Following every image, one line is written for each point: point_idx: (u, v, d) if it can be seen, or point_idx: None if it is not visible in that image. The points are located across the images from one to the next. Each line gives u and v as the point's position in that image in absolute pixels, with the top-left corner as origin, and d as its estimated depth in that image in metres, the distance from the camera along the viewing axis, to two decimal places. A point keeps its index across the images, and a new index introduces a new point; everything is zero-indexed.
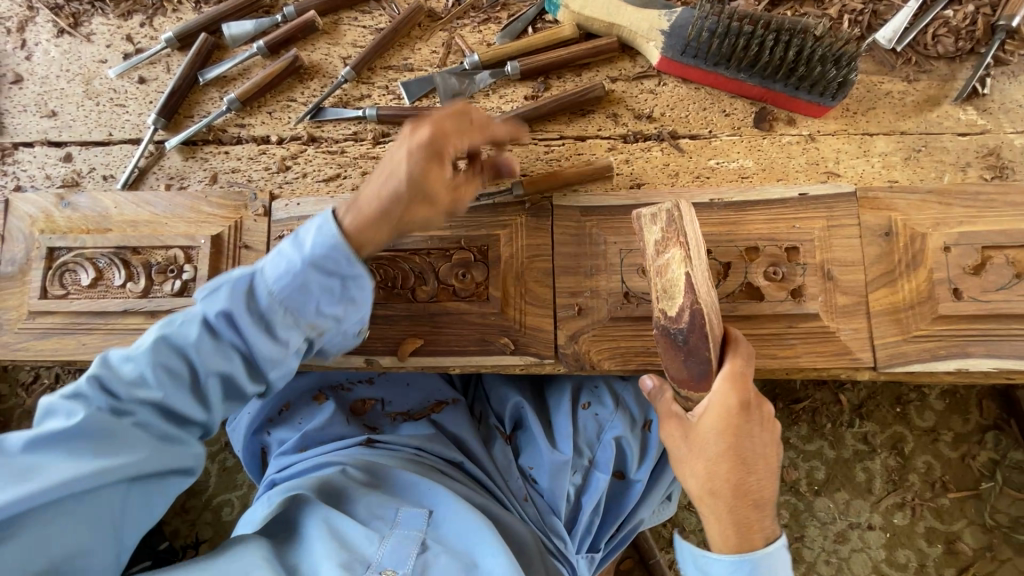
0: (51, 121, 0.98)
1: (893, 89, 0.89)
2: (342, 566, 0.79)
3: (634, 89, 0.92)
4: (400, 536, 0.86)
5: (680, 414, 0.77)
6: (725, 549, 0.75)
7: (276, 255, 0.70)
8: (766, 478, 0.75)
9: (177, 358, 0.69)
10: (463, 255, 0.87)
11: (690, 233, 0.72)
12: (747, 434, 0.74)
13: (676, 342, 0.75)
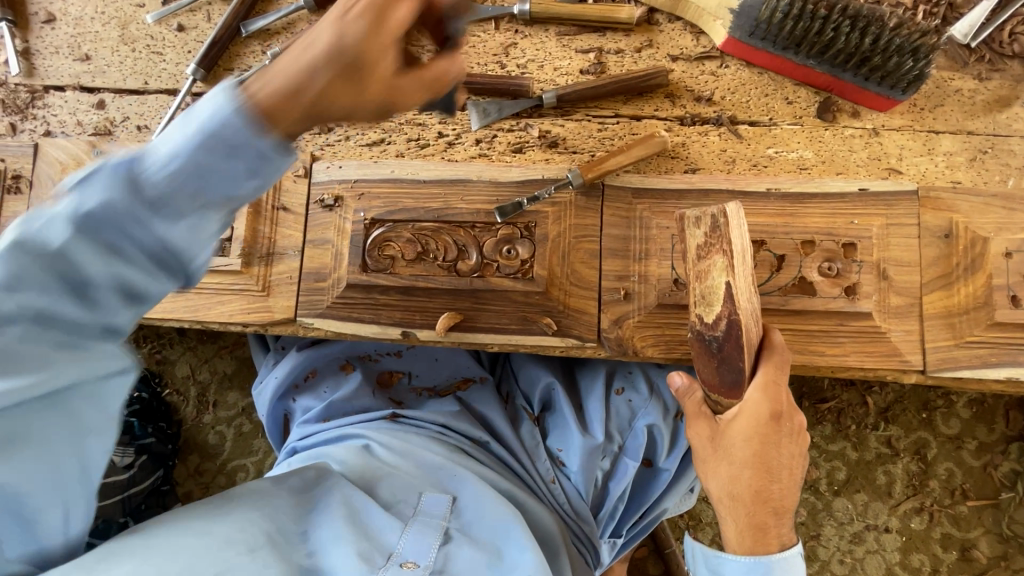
0: (84, 66, 0.94)
1: (964, 87, 0.86)
2: (359, 555, 0.72)
3: (694, 70, 0.89)
4: (422, 524, 0.82)
5: (708, 414, 0.76)
6: (739, 550, 0.74)
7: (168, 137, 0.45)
8: (785, 491, 0.74)
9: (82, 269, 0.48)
10: (509, 230, 0.85)
11: (737, 240, 0.68)
12: (776, 445, 0.73)
13: (711, 348, 0.73)
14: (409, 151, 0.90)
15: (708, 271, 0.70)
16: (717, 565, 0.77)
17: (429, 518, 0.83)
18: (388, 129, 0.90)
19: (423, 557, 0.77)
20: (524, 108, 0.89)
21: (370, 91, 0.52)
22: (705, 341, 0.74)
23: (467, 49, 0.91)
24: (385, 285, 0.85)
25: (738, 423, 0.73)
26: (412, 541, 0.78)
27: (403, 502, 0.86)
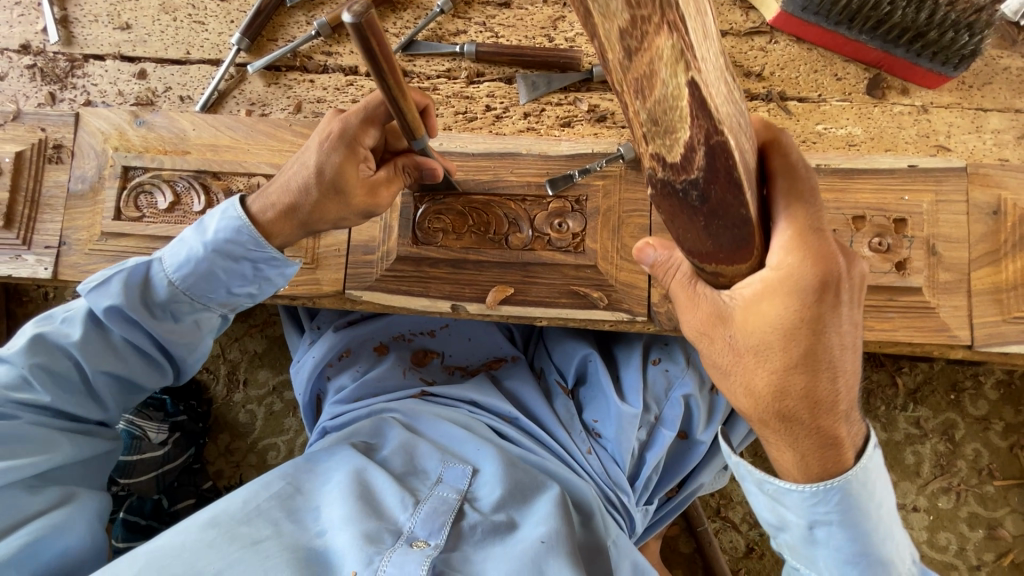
0: (124, 34, 0.93)
1: (1012, 65, 0.87)
2: (365, 535, 0.77)
3: (743, 46, 0.89)
4: (436, 501, 0.85)
5: (714, 297, 0.63)
6: (801, 477, 0.64)
7: (180, 245, 0.76)
8: (843, 383, 0.61)
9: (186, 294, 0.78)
10: (559, 204, 0.85)
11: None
12: (825, 321, 0.58)
13: (691, 201, 0.54)
14: (456, 124, 0.89)
15: (657, 66, 0.46)
16: (773, 492, 0.66)
17: (445, 493, 0.86)
18: (435, 102, 0.89)
19: (434, 535, 0.80)
20: (573, 81, 0.89)
21: (354, 191, 0.76)
22: (679, 190, 0.54)
23: (515, 21, 0.91)
24: (436, 258, 0.85)
25: (769, 306, 0.58)
26: (421, 521, 0.82)
27: (423, 475, 0.89)
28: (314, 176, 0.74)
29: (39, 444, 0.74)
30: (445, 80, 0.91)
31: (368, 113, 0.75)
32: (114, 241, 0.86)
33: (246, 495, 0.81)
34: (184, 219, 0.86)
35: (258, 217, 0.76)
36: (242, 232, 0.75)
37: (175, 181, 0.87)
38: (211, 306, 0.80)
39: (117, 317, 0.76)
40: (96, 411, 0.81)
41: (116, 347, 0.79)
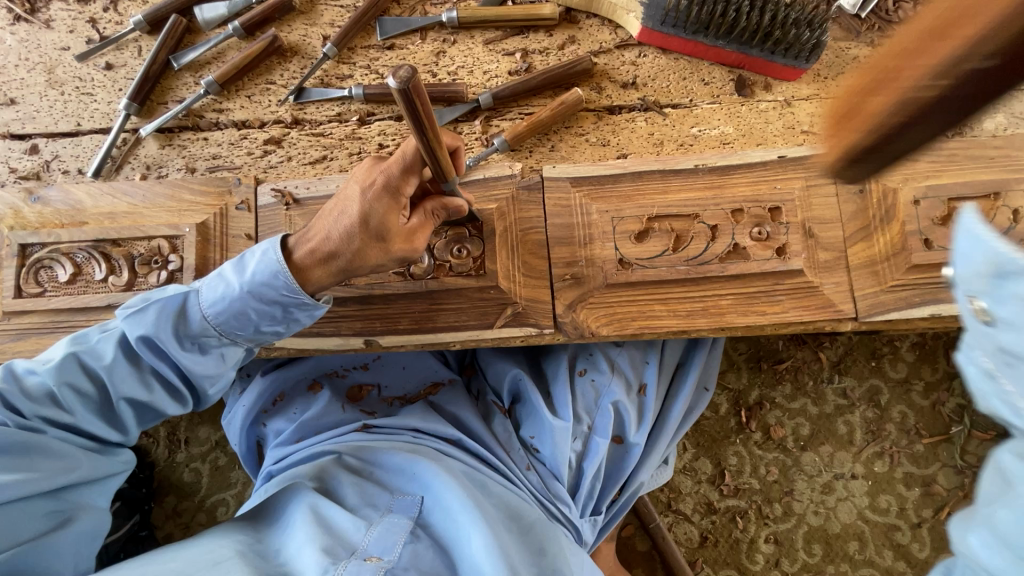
0: (12, 112, 0.93)
1: (860, 54, 0.93)
2: (324, 551, 0.78)
3: (615, 61, 0.94)
4: (389, 523, 0.86)
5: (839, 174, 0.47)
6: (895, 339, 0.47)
7: (218, 277, 0.78)
8: None
9: (214, 330, 0.79)
10: (457, 230, 0.88)
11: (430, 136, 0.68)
12: None
13: None
14: (351, 165, 0.91)
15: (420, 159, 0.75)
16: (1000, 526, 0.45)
17: (398, 519, 0.87)
18: (328, 146, 0.92)
19: (388, 551, 0.80)
20: (461, 112, 0.92)
21: (395, 240, 0.79)
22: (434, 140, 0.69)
23: (399, 61, 0.94)
24: (343, 297, 0.86)
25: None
26: (375, 538, 0.82)
27: (376, 505, 0.90)
28: (359, 224, 0.77)
29: (58, 461, 0.76)
30: (337, 124, 0.93)
31: (407, 161, 0.76)
32: (19, 320, 0.86)
33: (211, 540, 0.83)
34: (86, 289, 0.86)
35: (296, 259, 0.78)
36: (278, 276, 0.77)
37: (74, 253, 0.87)
38: (235, 340, 0.81)
39: (148, 341, 0.77)
40: (118, 433, 0.83)
41: (140, 373, 0.79)
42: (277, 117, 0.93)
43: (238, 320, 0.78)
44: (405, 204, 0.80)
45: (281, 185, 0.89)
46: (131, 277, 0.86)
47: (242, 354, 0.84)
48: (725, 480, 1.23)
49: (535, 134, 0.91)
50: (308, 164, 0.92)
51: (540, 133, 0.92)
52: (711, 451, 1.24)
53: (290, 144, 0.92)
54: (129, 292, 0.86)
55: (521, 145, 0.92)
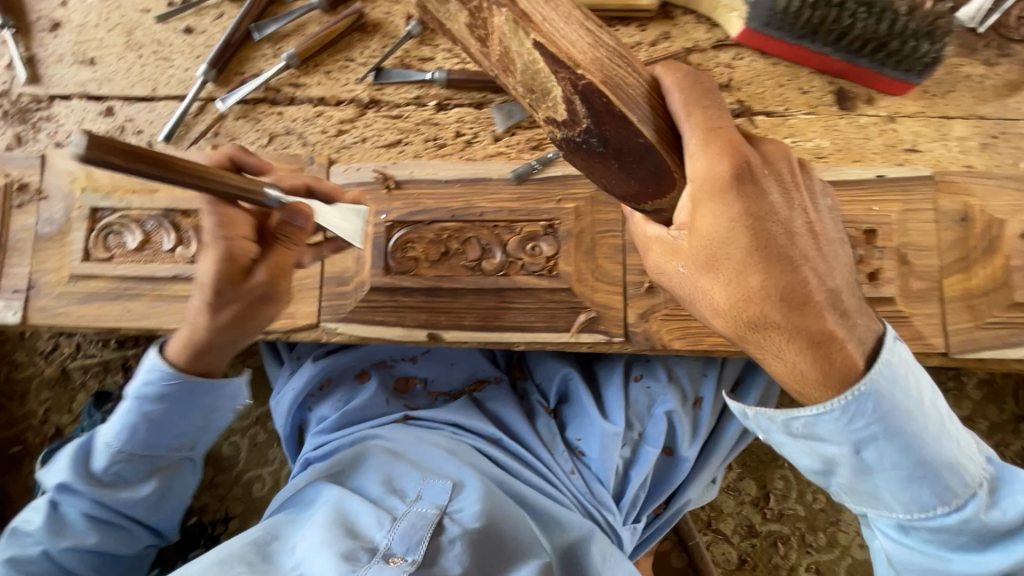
0: (90, 72, 0.92)
1: (973, 72, 0.88)
2: (343, 554, 0.76)
3: (710, 62, 0.90)
4: (416, 518, 0.84)
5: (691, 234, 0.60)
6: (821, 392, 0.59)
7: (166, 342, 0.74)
8: (807, 276, 0.57)
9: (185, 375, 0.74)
10: (532, 227, 0.85)
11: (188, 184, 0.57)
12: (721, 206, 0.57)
13: (595, 148, 0.59)
14: (426, 151, 0.89)
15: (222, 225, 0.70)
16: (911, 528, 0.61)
17: (424, 509, 0.85)
18: (404, 130, 0.89)
19: (414, 552, 0.79)
20: None
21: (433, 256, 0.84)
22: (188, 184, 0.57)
23: None
24: (410, 287, 0.84)
25: (703, 216, 0.58)
26: (401, 537, 0.80)
27: (402, 493, 0.89)
28: (209, 298, 0.70)
29: (109, 524, 0.77)
30: (414, 108, 0.90)
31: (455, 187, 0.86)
32: (85, 283, 0.85)
33: (237, 537, 0.82)
34: (154, 258, 0.85)
35: (185, 354, 0.74)
36: (164, 375, 0.73)
37: (143, 220, 0.86)
38: (163, 456, 0.78)
39: (105, 462, 0.76)
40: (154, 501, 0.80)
41: (145, 457, 0.77)
42: (353, 96, 0.91)
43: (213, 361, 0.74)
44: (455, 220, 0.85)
45: (354, 168, 0.87)
46: (199, 249, 0.85)
47: (182, 466, 0.81)
48: (769, 503, 1.19)
49: None
50: (383, 147, 0.89)
51: None
52: (756, 473, 1.20)
53: (365, 125, 0.90)
54: (196, 265, 0.84)
55: None
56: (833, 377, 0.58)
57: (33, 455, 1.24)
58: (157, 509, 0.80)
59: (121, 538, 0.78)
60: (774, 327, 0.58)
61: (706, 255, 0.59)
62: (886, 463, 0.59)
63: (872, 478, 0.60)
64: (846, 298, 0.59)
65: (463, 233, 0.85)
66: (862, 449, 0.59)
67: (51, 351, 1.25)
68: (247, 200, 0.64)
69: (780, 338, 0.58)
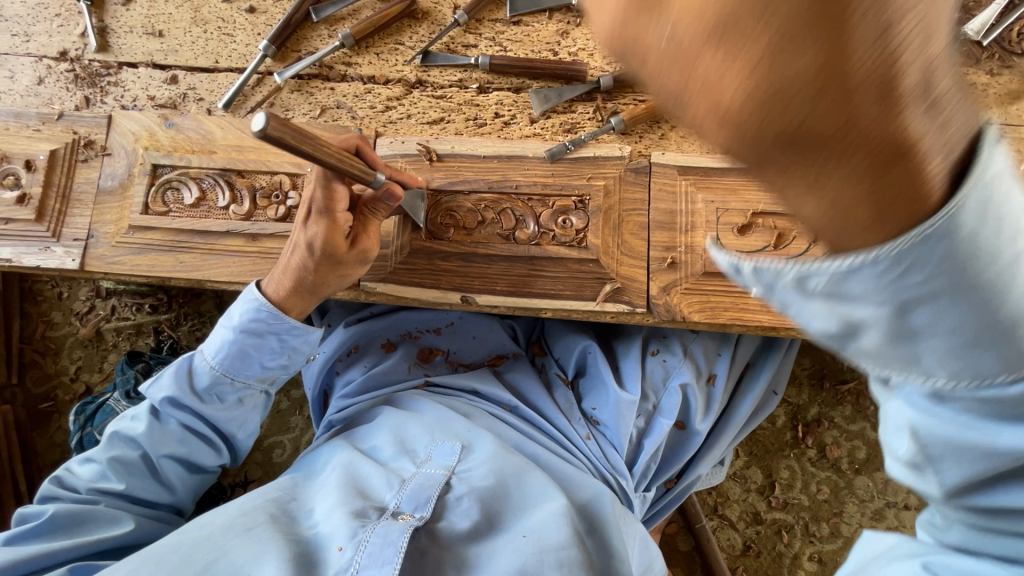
0: (157, 43, 0.99)
1: (977, 81, 0.95)
2: (353, 513, 0.77)
3: None
4: (424, 476, 0.84)
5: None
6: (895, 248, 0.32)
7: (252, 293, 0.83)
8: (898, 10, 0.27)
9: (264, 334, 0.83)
10: (563, 203, 0.90)
11: (324, 154, 0.70)
12: None
13: None
14: (466, 129, 0.95)
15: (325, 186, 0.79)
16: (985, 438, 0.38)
17: (432, 470, 0.85)
18: (447, 109, 0.96)
19: (420, 510, 0.79)
20: (580, 92, 0.95)
21: (474, 225, 0.90)
22: (327, 153, 0.70)
23: (523, 37, 0.98)
24: (447, 252, 0.90)
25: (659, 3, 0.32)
26: (408, 497, 0.81)
27: (412, 454, 0.89)
28: (307, 253, 0.80)
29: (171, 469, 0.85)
30: (457, 89, 0.97)
31: (493, 163, 0.92)
32: (141, 235, 0.91)
33: (245, 501, 0.83)
34: (208, 215, 0.91)
35: (276, 296, 0.82)
36: (261, 309, 0.82)
37: (201, 178, 0.92)
38: (252, 384, 0.86)
39: (205, 381, 0.84)
40: (212, 452, 0.89)
41: (213, 408, 0.85)
42: (401, 76, 0.97)
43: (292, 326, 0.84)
44: (491, 193, 0.91)
45: (400, 141, 0.93)
46: (251, 208, 0.91)
47: (261, 397, 0.90)
48: (774, 492, 1.22)
49: (652, 118, 0.94)
50: (426, 124, 0.96)
51: (653, 119, 0.94)
52: (762, 462, 1.24)
53: (411, 103, 0.97)
54: (247, 222, 0.90)
55: (636, 130, 0.94)
56: (893, 210, 0.31)
57: (63, 412, 1.29)
58: (239, 433, 0.89)
59: (208, 453, 0.88)
60: (795, 146, 0.31)
61: (703, 15, 0.28)
62: (942, 328, 0.34)
63: (920, 346, 0.35)
64: (942, 70, 0.30)
65: (499, 205, 0.91)
66: (913, 314, 0.34)
67: (86, 312, 1.30)
68: (361, 180, 0.77)
69: (816, 165, 0.31)
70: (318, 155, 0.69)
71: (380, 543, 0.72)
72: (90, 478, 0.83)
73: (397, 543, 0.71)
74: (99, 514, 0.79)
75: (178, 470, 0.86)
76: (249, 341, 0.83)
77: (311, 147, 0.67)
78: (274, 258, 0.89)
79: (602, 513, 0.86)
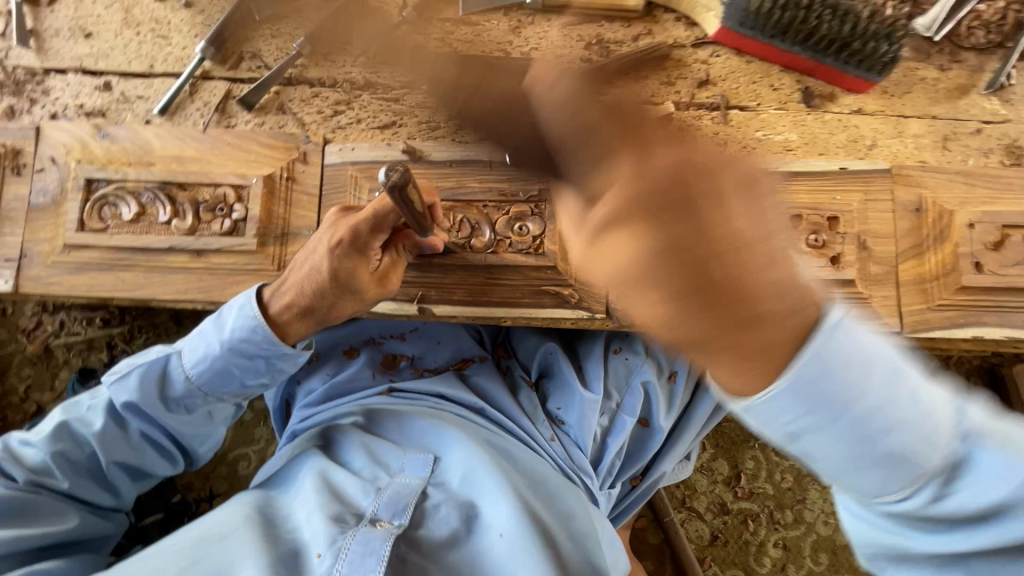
0: (86, 48, 0.94)
1: (927, 76, 0.95)
2: (332, 518, 0.77)
3: (689, 57, 0.95)
4: (400, 484, 0.84)
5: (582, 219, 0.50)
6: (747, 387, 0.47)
7: (236, 310, 0.80)
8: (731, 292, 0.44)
9: (248, 359, 0.81)
10: (519, 208, 0.89)
11: (417, 208, 0.69)
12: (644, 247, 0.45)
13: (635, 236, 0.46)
14: (420, 133, 0.92)
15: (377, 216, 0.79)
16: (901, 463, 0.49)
17: (406, 479, 0.85)
18: (398, 113, 0.93)
19: (398, 516, 0.79)
20: None
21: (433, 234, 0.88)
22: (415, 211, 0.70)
23: (473, 37, 0.96)
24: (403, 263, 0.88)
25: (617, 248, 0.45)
26: (385, 502, 0.80)
27: (384, 465, 0.88)
28: (332, 280, 0.78)
29: (119, 473, 0.85)
30: (408, 92, 0.94)
31: (448, 170, 0.90)
32: (79, 253, 0.87)
33: (227, 507, 0.83)
34: (148, 230, 0.87)
35: (275, 315, 0.80)
36: (256, 330, 0.79)
37: (139, 193, 0.87)
38: (226, 398, 0.85)
39: (179, 390, 0.81)
40: (164, 464, 0.88)
41: (178, 421, 0.84)
42: (349, 79, 0.94)
43: (273, 355, 0.82)
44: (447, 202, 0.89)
45: (349, 147, 0.90)
46: (194, 222, 0.87)
47: (230, 409, 0.88)
48: (740, 482, 1.25)
49: None
50: (376, 129, 0.92)
51: None
52: (728, 453, 1.26)
53: (360, 106, 0.93)
54: (191, 237, 0.86)
55: None
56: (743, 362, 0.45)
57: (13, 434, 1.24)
58: (199, 446, 0.89)
59: (161, 460, 0.87)
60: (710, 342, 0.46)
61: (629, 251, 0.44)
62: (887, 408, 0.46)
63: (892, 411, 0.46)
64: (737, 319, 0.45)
65: (454, 215, 0.89)
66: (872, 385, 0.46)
67: (33, 328, 1.25)
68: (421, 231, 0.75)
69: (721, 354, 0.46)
70: (410, 210, 0.68)
71: (360, 552, 0.72)
72: (32, 469, 0.80)
73: (379, 552, 0.71)
74: (44, 506, 0.79)
75: (122, 474, 0.85)
76: (227, 365, 0.81)
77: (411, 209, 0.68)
78: (223, 274, 0.87)
79: (572, 522, 0.86)
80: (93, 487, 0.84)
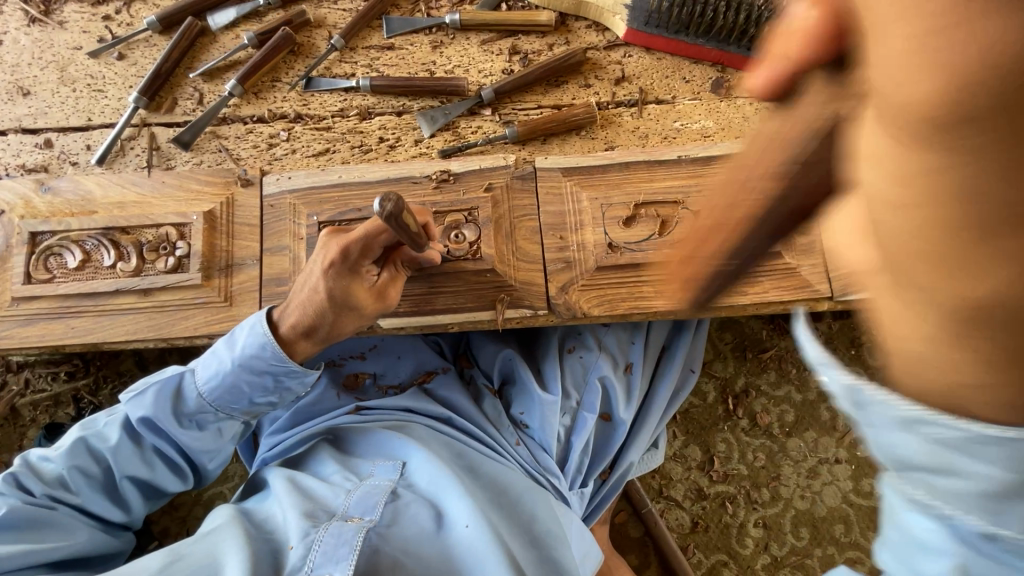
0: (25, 108, 0.97)
1: None
2: (303, 514, 0.79)
3: (605, 59, 1.01)
4: (369, 487, 0.86)
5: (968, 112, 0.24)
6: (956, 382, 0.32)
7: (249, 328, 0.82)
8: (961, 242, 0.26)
9: (261, 376, 0.82)
10: (455, 217, 0.92)
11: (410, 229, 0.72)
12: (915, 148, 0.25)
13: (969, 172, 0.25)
14: (352, 156, 0.96)
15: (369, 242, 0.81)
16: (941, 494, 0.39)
17: (376, 482, 0.87)
18: (332, 140, 0.97)
19: (369, 512, 0.80)
20: (464, 108, 0.98)
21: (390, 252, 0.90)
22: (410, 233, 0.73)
23: (398, 61, 1.00)
24: None
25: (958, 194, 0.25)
26: (356, 501, 0.82)
27: (354, 471, 0.90)
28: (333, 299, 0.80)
29: (132, 488, 0.85)
30: (340, 118, 0.98)
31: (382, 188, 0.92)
32: (28, 305, 0.88)
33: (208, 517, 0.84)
34: (95, 276, 0.89)
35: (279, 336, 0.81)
36: (265, 348, 0.80)
37: (83, 240, 0.90)
38: (234, 415, 0.86)
39: (192, 407, 0.83)
40: (176, 481, 0.89)
41: (190, 438, 0.85)
42: (282, 113, 0.98)
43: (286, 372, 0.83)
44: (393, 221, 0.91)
45: (286, 176, 0.93)
46: (139, 263, 0.89)
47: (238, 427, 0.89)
48: (714, 466, 1.26)
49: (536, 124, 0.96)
50: (312, 157, 0.97)
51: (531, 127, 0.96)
52: (699, 438, 1.27)
53: (295, 137, 0.97)
54: (137, 278, 0.89)
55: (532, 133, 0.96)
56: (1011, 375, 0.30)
57: None
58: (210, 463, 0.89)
59: (172, 477, 0.88)
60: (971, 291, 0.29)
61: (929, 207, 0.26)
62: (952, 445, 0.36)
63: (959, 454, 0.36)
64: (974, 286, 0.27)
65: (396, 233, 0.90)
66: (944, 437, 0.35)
67: None
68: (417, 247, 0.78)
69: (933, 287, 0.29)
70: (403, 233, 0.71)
71: (332, 541, 0.74)
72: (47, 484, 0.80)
73: (351, 541, 0.74)
74: (57, 522, 0.78)
75: (134, 488, 0.85)
76: (246, 382, 0.82)
77: (405, 232, 0.70)
78: (171, 311, 0.89)
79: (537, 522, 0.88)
80: (106, 500, 0.84)
